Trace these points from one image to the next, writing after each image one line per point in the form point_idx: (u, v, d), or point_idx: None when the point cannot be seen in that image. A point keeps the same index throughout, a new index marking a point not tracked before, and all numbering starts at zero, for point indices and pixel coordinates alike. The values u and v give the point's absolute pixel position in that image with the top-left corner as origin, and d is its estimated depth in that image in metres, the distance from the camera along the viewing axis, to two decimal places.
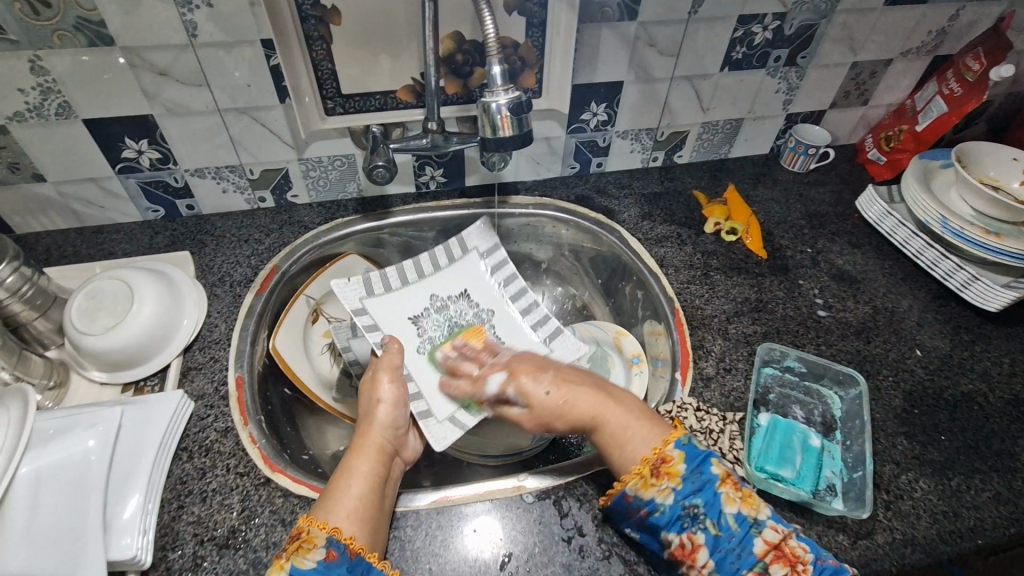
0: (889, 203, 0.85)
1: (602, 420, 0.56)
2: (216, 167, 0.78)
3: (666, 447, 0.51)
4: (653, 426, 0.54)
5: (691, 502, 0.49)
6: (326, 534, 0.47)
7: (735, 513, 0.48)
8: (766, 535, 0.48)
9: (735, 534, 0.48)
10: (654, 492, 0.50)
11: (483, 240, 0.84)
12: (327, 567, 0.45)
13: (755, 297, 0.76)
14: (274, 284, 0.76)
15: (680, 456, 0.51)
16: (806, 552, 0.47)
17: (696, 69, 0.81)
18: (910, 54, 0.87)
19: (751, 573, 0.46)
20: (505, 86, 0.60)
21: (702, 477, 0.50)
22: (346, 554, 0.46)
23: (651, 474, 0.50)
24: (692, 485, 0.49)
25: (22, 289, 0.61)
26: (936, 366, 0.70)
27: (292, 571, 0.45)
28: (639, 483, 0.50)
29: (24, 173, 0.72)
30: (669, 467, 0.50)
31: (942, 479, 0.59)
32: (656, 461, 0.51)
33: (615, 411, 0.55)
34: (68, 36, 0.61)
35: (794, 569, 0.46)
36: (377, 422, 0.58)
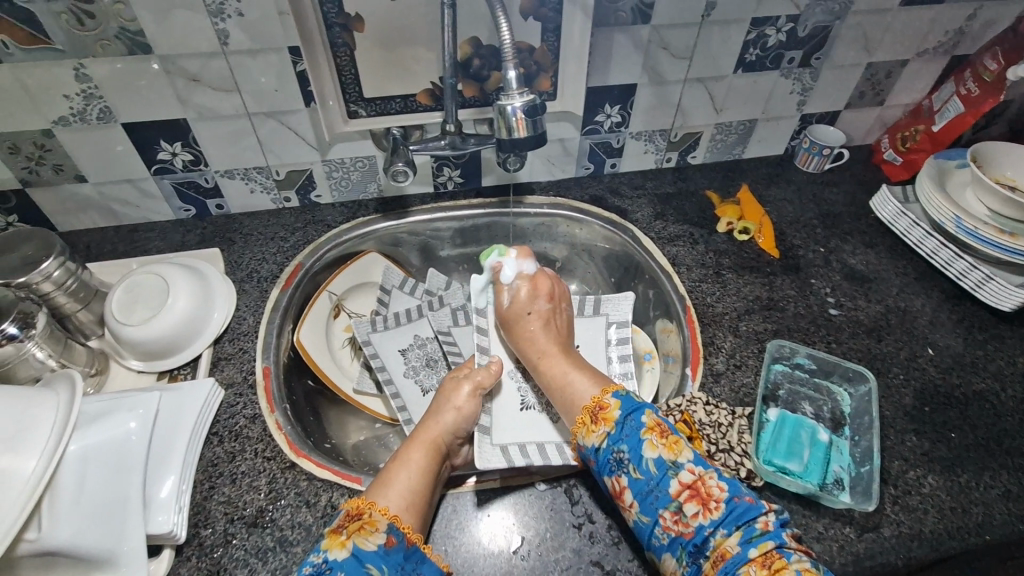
0: (903, 203, 0.85)
1: (544, 366, 0.65)
2: (245, 168, 0.82)
3: (604, 397, 0.57)
4: (596, 377, 0.61)
5: (617, 448, 0.53)
6: (387, 520, 0.50)
7: (655, 458, 0.51)
8: (682, 477, 0.50)
9: (654, 477, 0.51)
10: (593, 438, 0.55)
11: (619, 309, 0.79)
12: (386, 552, 0.48)
13: (766, 296, 0.77)
14: (299, 280, 0.79)
15: (615, 404, 0.56)
16: (721, 491, 0.49)
17: (709, 71, 0.82)
18: (926, 54, 0.87)
19: (668, 511, 0.49)
20: (520, 90, 0.62)
21: (631, 425, 0.54)
22: (403, 541, 0.49)
23: (591, 421, 0.56)
24: (621, 431, 0.54)
25: (68, 282, 0.65)
26: (948, 364, 0.70)
27: (353, 550, 0.48)
28: (584, 431, 0.56)
29: (67, 173, 0.77)
30: (605, 415, 0.55)
31: (951, 475, 0.60)
32: (595, 410, 0.56)
33: (558, 363, 0.65)
34: (110, 45, 0.65)
35: (706, 508, 0.49)
36: (443, 422, 0.61)
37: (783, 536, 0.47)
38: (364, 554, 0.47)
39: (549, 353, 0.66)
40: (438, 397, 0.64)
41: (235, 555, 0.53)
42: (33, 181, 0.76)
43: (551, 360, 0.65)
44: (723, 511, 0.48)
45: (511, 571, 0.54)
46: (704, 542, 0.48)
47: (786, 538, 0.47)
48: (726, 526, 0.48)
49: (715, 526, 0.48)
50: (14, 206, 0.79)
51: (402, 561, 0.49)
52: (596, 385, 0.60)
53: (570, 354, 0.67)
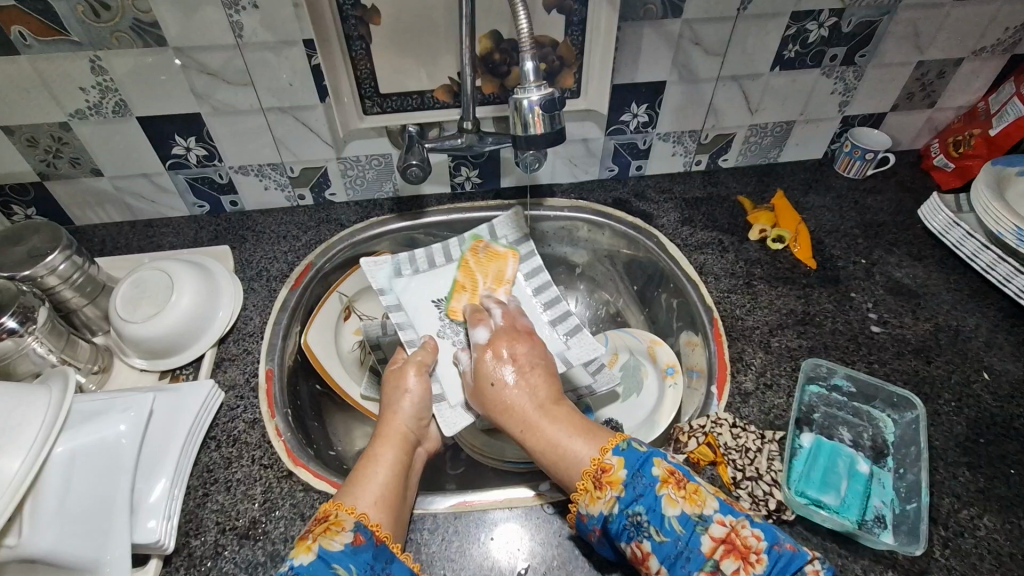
0: (956, 212, 0.79)
1: (536, 438, 0.53)
2: (259, 165, 0.80)
3: (603, 456, 0.50)
4: (592, 437, 0.52)
5: (633, 511, 0.47)
6: (354, 519, 0.47)
7: (677, 515, 0.46)
8: (713, 532, 0.45)
9: (680, 537, 0.45)
10: (600, 504, 0.48)
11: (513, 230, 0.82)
12: (354, 550, 0.45)
13: (802, 309, 0.71)
14: (308, 280, 0.77)
15: (619, 462, 0.49)
16: (760, 541, 0.44)
17: (744, 69, 0.77)
18: (984, 52, 0.80)
19: (703, 573, 0.44)
20: (538, 83, 0.59)
21: (643, 483, 0.48)
22: (373, 539, 0.46)
23: (595, 486, 0.49)
24: (633, 492, 0.47)
25: (74, 277, 0.64)
26: (1007, 392, 0.63)
27: (320, 552, 0.44)
28: (586, 498, 0.49)
29: (84, 167, 0.76)
30: (610, 477, 0.49)
31: (1010, 517, 0.53)
32: (595, 473, 0.49)
33: (549, 429, 0.53)
34: (126, 37, 0.64)
35: (746, 562, 0.44)
36: (401, 411, 0.59)
37: None
38: (330, 555, 0.44)
39: (538, 419, 0.54)
40: (385, 389, 0.62)
41: (224, 568, 0.51)
42: (50, 174, 0.76)
43: (539, 427, 0.53)
44: (767, 564, 0.43)
45: None
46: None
47: None
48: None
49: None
50: (33, 198, 0.79)
51: (371, 560, 0.45)
52: (592, 445, 0.51)
53: (561, 408, 0.55)
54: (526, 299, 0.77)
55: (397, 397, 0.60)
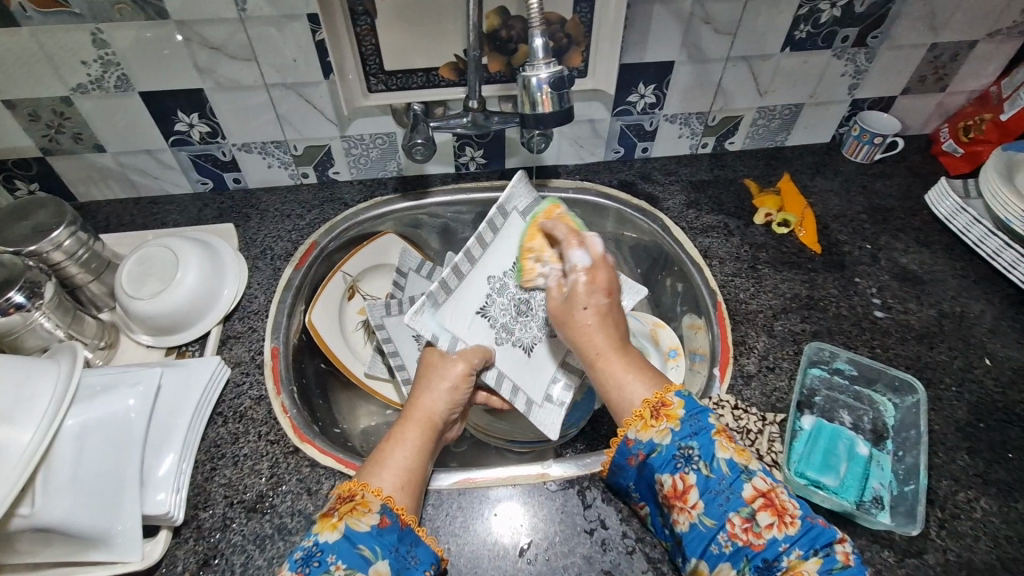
0: (963, 198, 0.78)
1: (602, 367, 0.55)
2: (263, 142, 0.79)
3: (667, 393, 0.50)
4: (650, 377, 0.53)
5: (686, 445, 0.47)
6: (381, 501, 0.47)
7: (728, 459, 0.47)
8: (756, 483, 0.46)
9: (725, 478, 0.46)
10: (652, 433, 0.49)
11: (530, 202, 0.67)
12: (380, 532, 0.45)
13: (806, 294, 0.72)
14: (313, 259, 0.77)
15: (679, 402, 0.50)
16: (796, 508, 0.45)
17: (755, 49, 0.76)
18: (998, 35, 0.79)
19: (738, 517, 0.45)
20: (547, 60, 0.58)
21: (699, 424, 0.48)
22: (397, 522, 0.47)
23: (651, 416, 0.50)
24: (689, 428, 0.48)
25: (79, 253, 0.64)
26: (1009, 377, 0.64)
27: (344, 532, 0.45)
28: (639, 424, 0.49)
29: (86, 142, 0.76)
30: (669, 411, 0.49)
31: (1007, 500, 0.54)
32: (656, 404, 0.50)
33: (618, 365, 0.54)
34: (128, 10, 0.63)
35: (781, 520, 0.44)
36: (438, 398, 0.56)
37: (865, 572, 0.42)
38: (355, 535, 0.44)
39: (608, 351, 0.55)
40: (425, 368, 0.59)
41: (233, 540, 0.52)
42: (53, 149, 0.76)
43: (608, 360, 0.55)
44: (800, 528, 0.43)
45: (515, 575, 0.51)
46: (776, 558, 0.43)
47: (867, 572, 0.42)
48: (802, 547, 0.43)
49: (790, 543, 0.43)
50: (36, 173, 0.78)
51: (396, 542, 0.46)
52: (653, 386, 0.52)
53: (632, 351, 0.55)
54: None
55: (425, 380, 0.58)
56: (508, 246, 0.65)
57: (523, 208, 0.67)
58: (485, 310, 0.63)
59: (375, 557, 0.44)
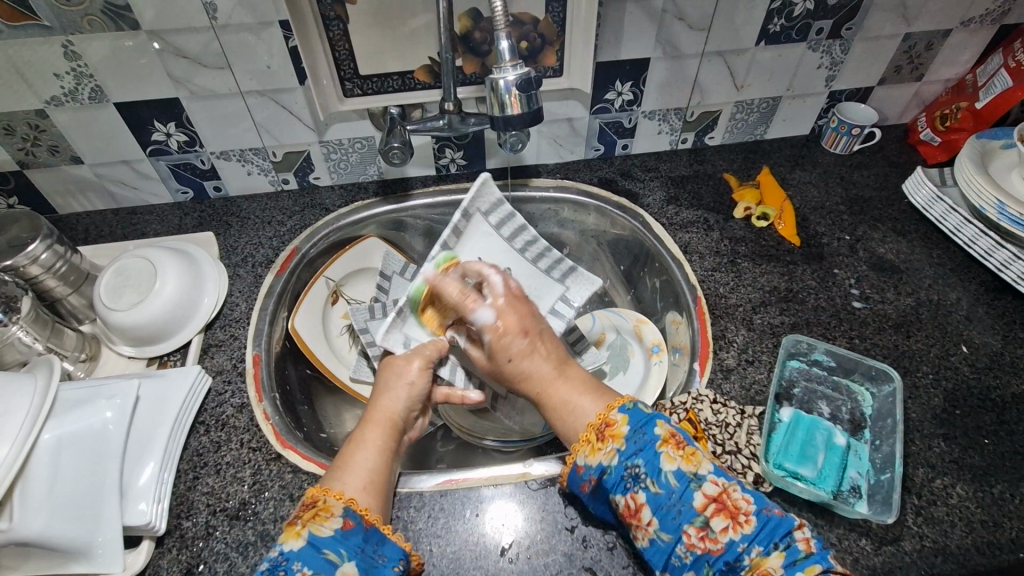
0: (940, 186, 0.79)
1: (548, 401, 0.55)
2: (241, 150, 0.79)
3: (609, 412, 0.51)
4: (598, 395, 0.54)
5: (632, 464, 0.47)
6: (343, 504, 0.47)
7: (675, 471, 0.46)
8: (707, 489, 0.45)
9: (675, 491, 0.46)
10: (600, 456, 0.49)
11: (487, 199, 0.74)
12: (344, 535, 0.45)
13: (785, 287, 0.72)
14: (294, 265, 0.77)
15: (623, 419, 0.50)
16: (749, 503, 0.45)
17: (729, 43, 0.76)
18: (971, 24, 0.79)
19: (692, 527, 0.45)
20: (514, 62, 0.58)
21: (644, 439, 0.48)
22: (361, 523, 0.47)
23: (597, 438, 0.50)
24: (634, 446, 0.48)
25: (57, 265, 0.64)
26: (984, 364, 0.64)
27: (309, 538, 0.45)
28: (587, 449, 0.50)
29: (63, 155, 0.76)
30: (613, 431, 0.49)
31: (982, 485, 0.55)
32: (600, 426, 0.50)
33: (561, 387, 0.55)
34: (97, 21, 0.63)
35: (735, 521, 0.44)
36: (396, 399, 0.57)
37: (830, 560, 0.42)
38: (320, 541, 0.45)
39: (552, 379, 0.55)
40: (383, 376, 0.60)
41: (215, 548, 0.52)
42: (29, 162, 0.76)
43: (551, 386, 0.55)
44: (755, 526, 0.44)
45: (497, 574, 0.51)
46: (737, 559, 0.43)
47: (833, 561, 0.42)
48: (761, 543, 0.44)
49: (748, 542, 0.43)
50: (14, 187, 0.78)
51: (362, 543, 0.46)
52: (599, 402, 0.53)
53: (571, 370, 0.56)
54: (513, 257, 0.75)
55: (384, 383, 0.59)
56: (470, 252, 0.73)
57: (485, 209, 0.74)
58: (451, 311, 0.67)
59: (341, 560, 0.44)
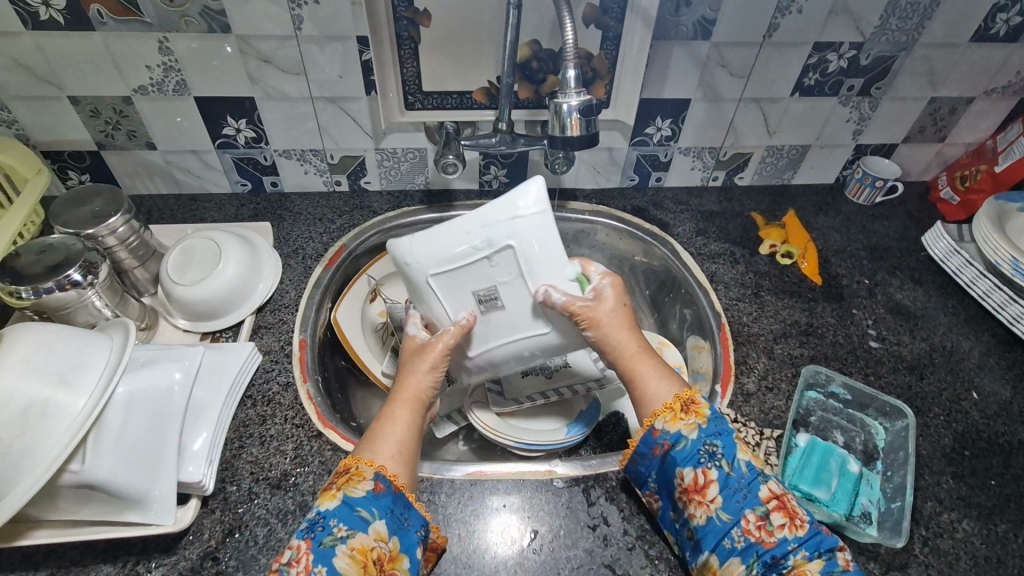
0: (957, 241, 0.83)
1: (632, 373, 0.56)
2: (302, 150, 0.85)
3: (696, 392, 0.54)
4: (671, 380, 0.55)
5: (711, 441, 0.51)
6: (374, 469, 0.49)
7: (747, 460, 0.50)
8: (771, 485, 0.50)
9: (744, 477, 0.50)
10: (680, 425, 0.52)
11: None
12: (375, 497, 0.48)
13: (805, 321, 0.76)
14: (341, 260, 0.82)
15: (707, 402, 0.53)
16: (804, 513, 0.49)
17: (765, 92, 0.82)
18: (994, 93, 0.85)
19: (753, 515, 0.48)
20: (578, 89, 0.64)
21: (723, 426, 0.52)
22: (391, 487, 0.49)
23: (680, 409, 0.53)
24: (715, 427, 0.51)
25: (130, 239, 0.69)
26: (994, 411, 0.67)
27: (343, 499, 0.47)
28: (668, 416, 0.52)
29: (140, 140, 0.82)
30: (696, 407, 0.53)
31: (988, 523, 0.57)
32: (685, 401, 0.53)
33: (646, 367, 0.56)
34: (194, 23, 0.69)
35: (792, 522, 0.48)
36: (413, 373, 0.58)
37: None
38: (354, 500, 0.47)
39: (631, 358, 0.57)
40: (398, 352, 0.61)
41: (256, 513, 0.55)
42: (108, 144, 0.81)
43: (635, 364, 0.56)
44: (809, 530, 0.47)
45: (521, 562, 0.54)
46: (784, 557, 0.46)
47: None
48: (808, 549, 0.47)
49: (799, 543, 0.47)
50: (88, 165, 0.84)
51: (391, 505, 0.49)
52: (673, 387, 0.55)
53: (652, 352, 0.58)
54: None
55: (405, 362, 0.58)
56: None
57: None
58: None
59: (373, 518, 0.47)
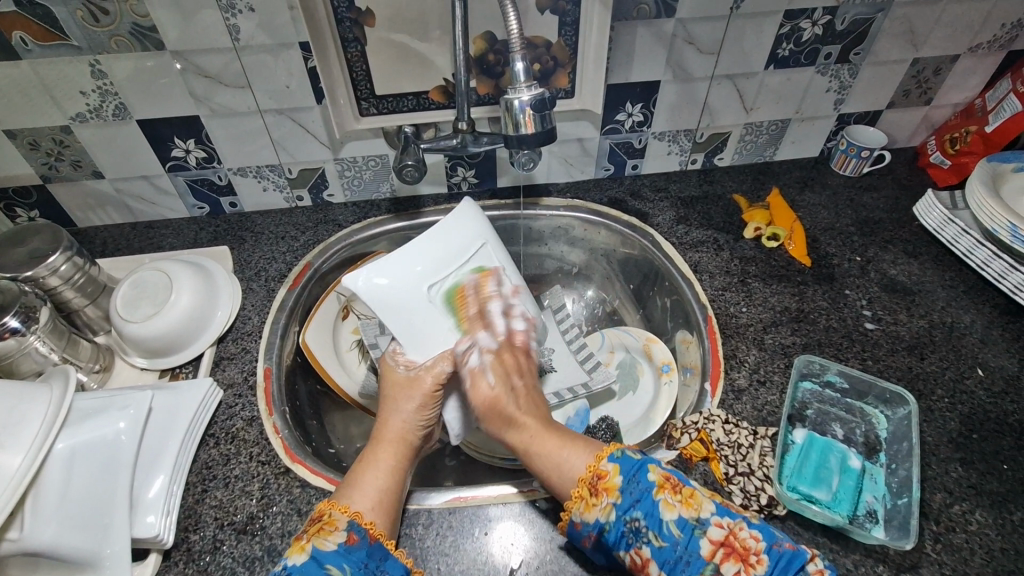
0: (951, 209, 0.79)
1: (534, 452, 0.53)
2: (258, 167, 0.81)
3: (600, 463, 0.50)
4: (588, 444, 0.52)
5: (631, 517, 0.47)
6: (348, 518, 0.48)
7: (676, 519, 0.46)
8: (711, 535, 0.45)
9: (680, 541, 0.46)
10: (596, 512, 0.48)
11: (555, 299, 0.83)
12: (347, 551, 0.46)
13: (796, 307, 0.72)
14: (307, 279, 0.78)
15: (615, 469, 0.49)
16: (758, 542, 0.45)
17: (739, 67, 0.77)
18: (980, 49, 0.80)
19: None
20: (529, 82, 0.59)
21: (640, 488, 0.48)
22: (366, 538, 0.47)
23: (591, 493, 0.49)
24: (630, 498, 0.48)
25: (75, 277, 0.66)
26: (1001, 387, 0.63)
27: (312, 552, 0.45)
28: (581, 506, 0.49)
29: (85, 170, 0.77)
30: (606, 483, 0.49)
31: (1002, 512, 0.54)
32: (592, 479, 0.49)
33: (547, 444, 0.53)
34: (124, 41, 0.65)
35: (746, 564, 0.44)
36: (402, 413, 0.57)
37: None
38: (322, 555, 0.45)
39: (536, 432, 0.54)
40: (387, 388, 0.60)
41: (222, 563, 0.51)
42: (52, 176, 0.77)
43: (539, 441, 0.53)
44: (766, 565, 0.43)
45: None
46: None
47: None
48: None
49: None
50: (36, 201, 0.80)
51: (365, 559, 0.46)
52: (588, 451, 0.52)
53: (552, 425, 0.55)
54: None
55: (392, 397, 0.59)
56: None
57: None
58: None
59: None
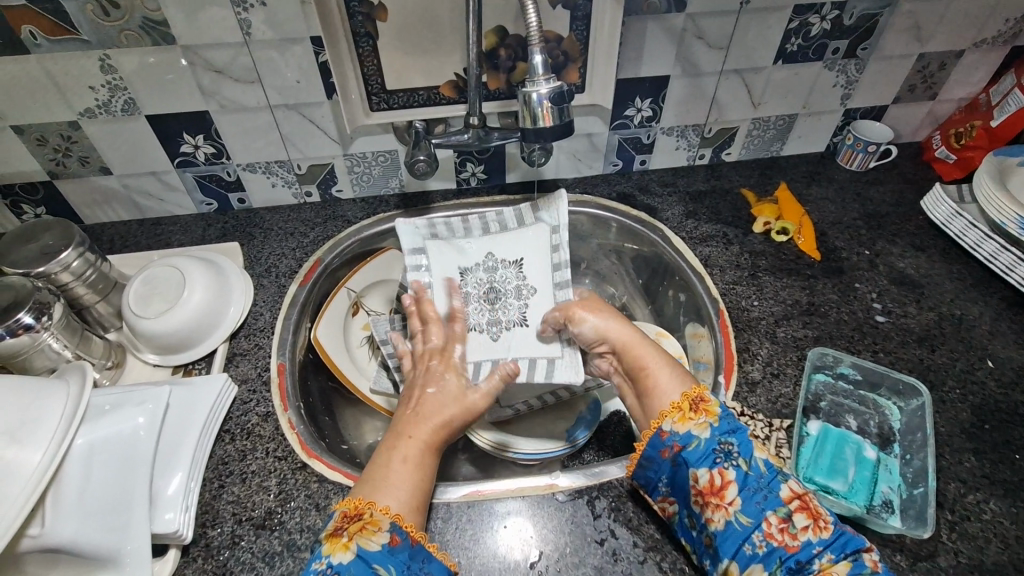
0: (958, 202, 0.79)
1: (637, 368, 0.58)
2: (267, 163, 0.81)
3: (704, 390, 0.53)
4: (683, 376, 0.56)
5: (725, 440, 0.49)
6: (390, 519, 0.47)
7: (764, 458, 0.49)
8: (792, 484, 0.48)
9: (763, 476, 0.48)
10: (690, 425, 0.51)
11: None
12: (391, 551, 0.45)
13: (806, 300, 0.72)
14: (318, 276, 0.78)
15: (717, 399, 0.52)
16: (829, 514, 0.46)
17: (747, 62, 0.77)
18: (984, 44, 0.81)
19: (775, 517, 0.46)
20: (546, 76, 0.59)
21: (736, 421, 0.51)
22: (408, 540, 0.47)
23: (689, 408, 0.52)
24: (727, 424, 0.50)
25: (87, 273, 0.65)
26: (1011, 379, 0.64)
27: (356, 551, 0.45)
28: (677, 416, 0.51)
29: (92, 166, 0.77)
30: (707, 406, 0.51)
31: (1015, 501, 0.55)
32: (695, 398, 0.52)
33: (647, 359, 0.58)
34: (135, 35, 0.64)
35: (816, 524, 0.45)
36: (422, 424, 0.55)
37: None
38: (368, 555, 0.44)
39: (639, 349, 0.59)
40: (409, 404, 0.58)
41: (242, 557, 0.51)
42: (59, 173, 0.77)
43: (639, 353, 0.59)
44: (834, 532, 0.44)
45: None
46: (809, 560, 0.44)
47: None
48: (834, 551, 0.44)
49: (824, 546, 0.44)
50: (42, 198, 0.80)
51: (408, 560, 0.46)
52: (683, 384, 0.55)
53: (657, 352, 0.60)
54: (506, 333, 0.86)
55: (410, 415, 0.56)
56: None
57: None
58: None
59: None
